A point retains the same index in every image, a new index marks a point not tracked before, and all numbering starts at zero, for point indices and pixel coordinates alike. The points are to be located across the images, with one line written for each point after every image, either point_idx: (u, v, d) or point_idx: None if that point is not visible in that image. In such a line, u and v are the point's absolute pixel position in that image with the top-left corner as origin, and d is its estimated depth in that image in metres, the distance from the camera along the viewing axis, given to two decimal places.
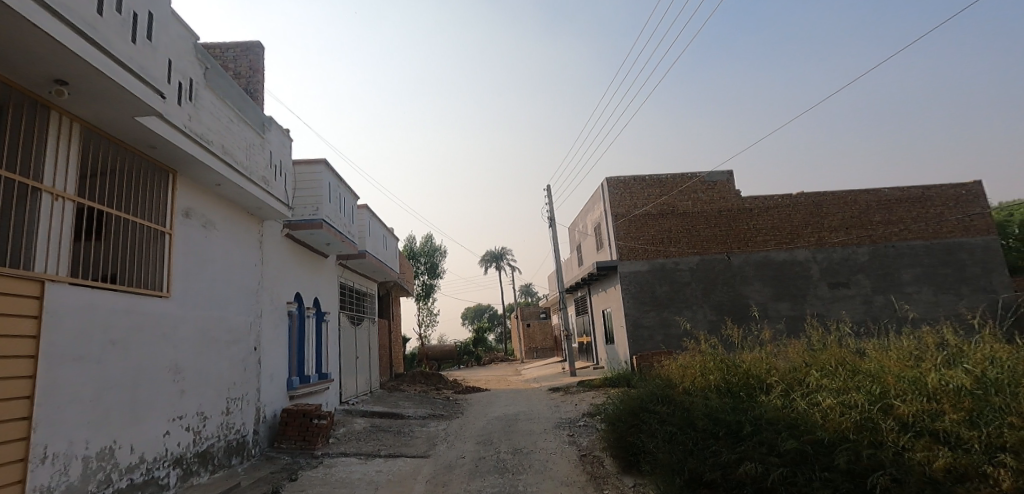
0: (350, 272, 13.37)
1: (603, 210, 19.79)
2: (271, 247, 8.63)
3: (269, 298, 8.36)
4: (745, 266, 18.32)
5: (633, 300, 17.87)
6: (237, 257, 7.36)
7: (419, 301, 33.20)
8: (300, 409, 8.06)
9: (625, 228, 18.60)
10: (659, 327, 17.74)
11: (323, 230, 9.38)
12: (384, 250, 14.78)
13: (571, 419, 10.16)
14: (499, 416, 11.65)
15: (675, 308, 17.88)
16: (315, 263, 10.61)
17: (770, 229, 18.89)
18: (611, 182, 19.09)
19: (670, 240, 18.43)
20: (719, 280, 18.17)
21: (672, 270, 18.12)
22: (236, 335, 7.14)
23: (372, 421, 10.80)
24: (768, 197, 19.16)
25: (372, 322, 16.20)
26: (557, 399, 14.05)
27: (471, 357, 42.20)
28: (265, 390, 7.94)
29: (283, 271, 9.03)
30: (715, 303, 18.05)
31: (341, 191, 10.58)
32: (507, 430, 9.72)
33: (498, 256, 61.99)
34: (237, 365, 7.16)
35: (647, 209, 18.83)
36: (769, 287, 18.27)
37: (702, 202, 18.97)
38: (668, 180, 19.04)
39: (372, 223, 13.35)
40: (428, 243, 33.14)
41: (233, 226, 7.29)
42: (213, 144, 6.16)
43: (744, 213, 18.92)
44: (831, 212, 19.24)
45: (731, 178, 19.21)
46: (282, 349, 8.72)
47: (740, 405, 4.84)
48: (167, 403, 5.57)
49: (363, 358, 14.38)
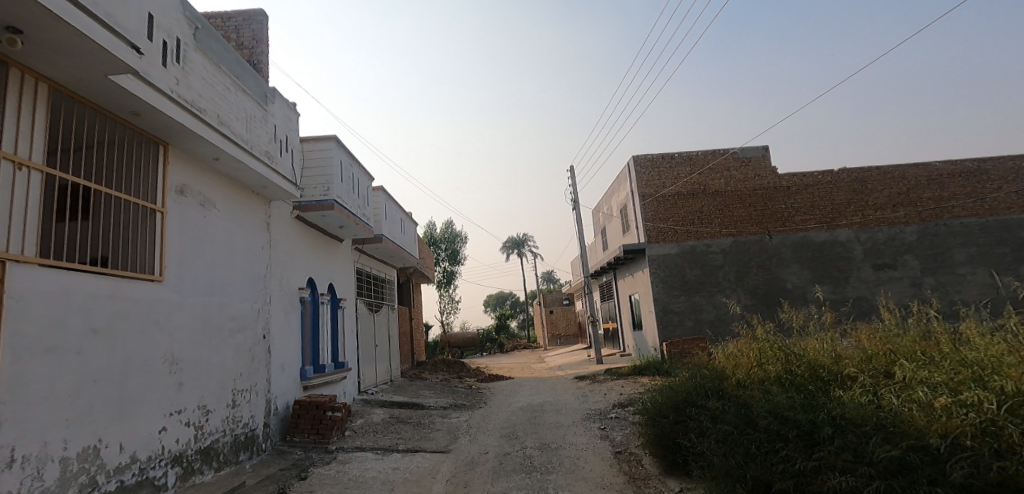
0: (367, 257, 12.88)
1: (629, 190, 18.83)
2: (280, 229, 8.12)
3: (278, 283, 7.88)
4: (781, 247, 17.27)
5: (662, 284, 17.04)
6: (240, 239, 6.85)
7: (440, 288, 32.85)
8: (313, 401, 7.59)
9: (653, 208, 17.62)
10: (690, 312, 16.89)
11: (335, 211, 8.82)
12: (402, 235, 14.25)
13: (601, 411, 9.49)
14: (523, 406, 11.05)
15: (707, 292, 16.98)
16: (329, 248, 10.12)
17: (809, 208, 17.68)
18: (638, 160, 18.08)
19: (701, 221, 17.44)
20: (753, 262, 17.17)
21: (704, 252, 17.21)
22: (240, 323, 6.65)
23: (390, 412, 10.32)
24: (807, 174, 17.94)
25: (392, 309, 15.75)
26: (583, 388, 13.41)
27: (493, 344, 41.89)
28: (275, 381, 7.49)
29: (294, 255, 8.54)
30: (749, 287, 17.07)
31: (354, 171, 10.04)
32: (533, 422, 9.11)
33: (519, 243, 61.41)
34: (243, 355, 6.69)
35: (676, 189, 17.80)
36: (808, 269, 17.20)
37: (735, 181, 17.85)
38: (698, 157, 17.96)
39: (389, 206, 12.80)
40: (448, 229, 32.65)
41: (235, 206, 6.77)
42: (207, 113, 5.60)
43: (781, 191, 17.76)
44: (876, 189, 17.94)
45: (766, 154, 18.05)
46: (294, 337, 8.26)
47: (811, 402, 4.10)
48: (163, 397, 5.10)
49: (382, 346, 13.97)
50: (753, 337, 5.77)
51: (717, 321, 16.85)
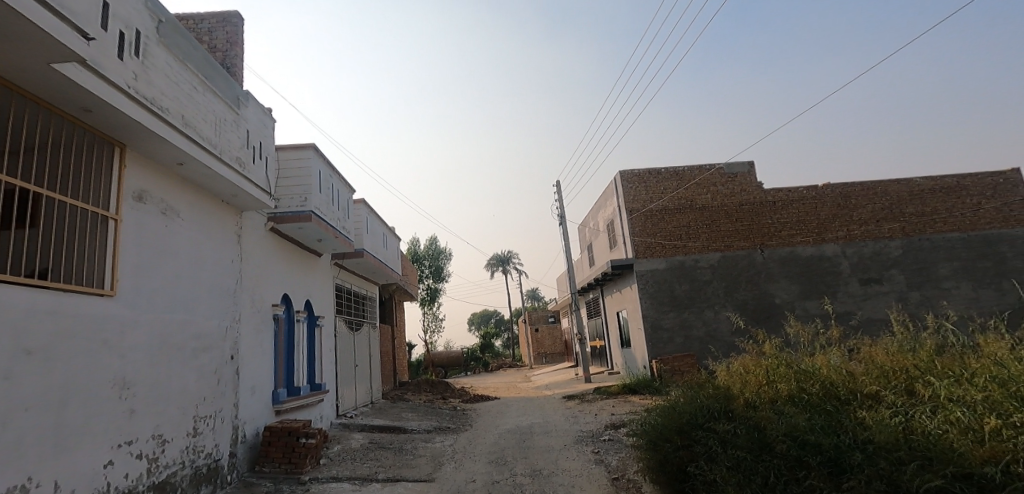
0: (347, 273, 12.33)
1: (616, 205, 18.63)
2: (253, 242, 7.61)
3: (249, 300, 7.35)
4: (768, 262, 17.21)
5: (650, 300, 16.78)
6: (207, 252, 6.34)
7: (424, 306, 32.19)
8: (286, 427, 7.01)
9: (640, 224, 17.43)
10: (679, 328, 16.61)
11: (313, 223, 8.34)
12: (384, 250, 13.76)
13: (594, 433, 9.04)
14: (511, 428, 10.54)
15: (696, 308, 16.76)
16: (306, 262, 9.59)
17: (795, 223, 17.68)
18: (624, 175, 17.92)
19: (688, 237, 17.30)
20: (742, 278, 17.05)
21: (692, 268, 17.05)
22: (205, 343, 6.10)
23: (371, 437, 9.71)
24: (792, 189, 17.99)
25: (374, 327, 15.14)
26: (573, 408, 12.95)
27: (478, 363, 41.11)
28: (244, 406, 6.91)
29: (267, 270, 8.02)
30: (738, 302, 16.90)
31: (334, 181, 9.57)
32: (523, 446, 8.61)
33: (503, 260, 61.00)
34: (207, 378, 6.12)
35: (664, 204, 17.66)
36: (795, 284, 17.12)
37: (722, 196, 17.80)
38: (685, 172, 17.90)
39: (371, 220, 12.32)
40: (432, 246, 32.12)
41: (202, 216, 6.28)
42: (170, 113, 5.16)
43: (767, 206, 17.76)
44: (860, 204, 18.06)
45: (752, 169, 18.08)
46: (266, 358, 7.69)
47: (832, 424, 3.76)
48: (111, 426, 4.53)
49: (363, 366, 13.35)
50: (759, 354, 5.43)
51: (707, 337, 16.59)
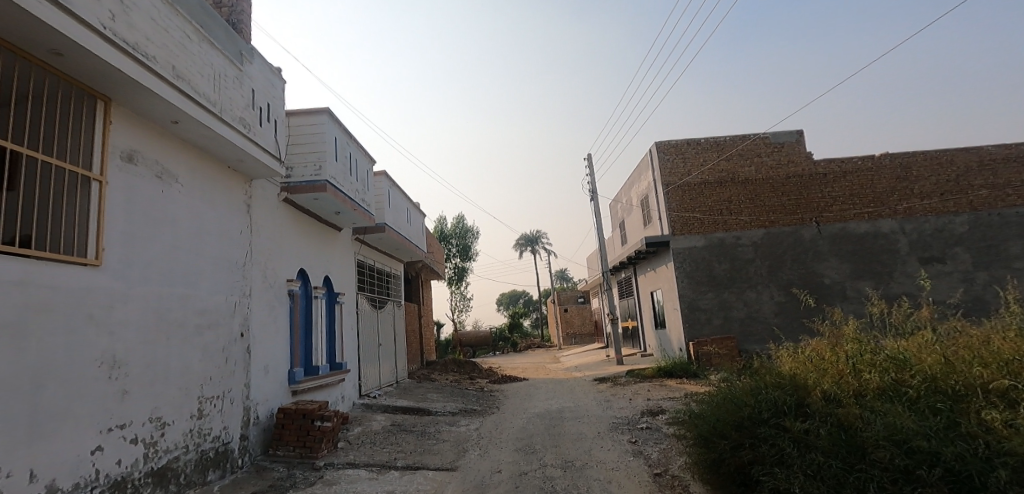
0: (369, 249, 11.88)
1: (651, 179, 17.58)
2: (264, 212, 7.12)
3: (261, 274, 6.90)
4: (818, 239, 15.96)
5: (687, 279, 15.84)
6: (210, 221, 5.87)
7: (452, 285, 31.94)
8: (300, 410, 6.59)
9: (677, 198, 16.38)
10: (718, 310, 15.66)
11: (328, 193, 7.81)
12: (408, 226, 13.25)
13: (629, 420, 8.37)
14: (539, 413, 9.97)
15: (736, 288, 15.73)
16: (324, 236, 9.14)
17: (847, 197, 16.30)
18: (660, 146, 16.82)
19: (729, 212, 16.19)
20: (788, 256, 15.88)
21: (733, 245, 15.98)
22: (209, 319, 5.66)
23: (393, 419, 9.28)
24: (845, 160, 16.55)
25: (399, 305, 14.75)
26: (605, 392, 12.30)
27: (506, 343, 40.91)
28: (256, 386, 6.50)
29: (280, 243, 7.56)
30: (783, 282, 15.77)
31: (352, 150, 9.02)
32: (552, 432, 8.02)
33: (532, 240, 60.25)
34: (213, 357, 5.70)
35: (703, 177, 16.51)
36: (847, 263, 15.85)
37: (767, 167, 16.51)
38: (726, 143, 16.67)
39: (393, 193, 11.78)
40: (460, 224, 31.65)
41: (204, 182, 5.79)
42: (157, 62, 4.60)
43: (817, 179, 16.41)
44: (922, 176, 16.49)
45: (801, 138, 16.69)
46: (280, 335, 7.28)
47: (949, 427, 2.96)
48: (99, 408, 4.11)
49: (387, 345, 13.00)
50: (833, 337, 4.60)
51: (748, 319, 15.58)
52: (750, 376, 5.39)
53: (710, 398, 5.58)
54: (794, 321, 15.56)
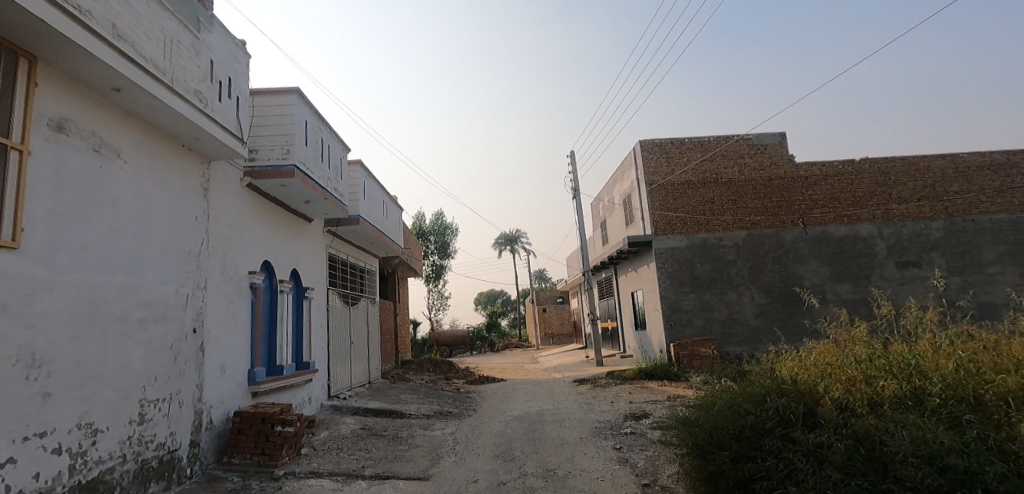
0: (342, 243, 11.28)
1: (634, 178, 17.34)
2: (224, 197, 6.53)
3: (218, 265, 6.31)
4: (798, 242, 15.96)
5: (669, 280, 15.65)
6: (159, 204, 5.28)
7: (429, 283, 31.30)
8: (259, 413, 6.03)
9: (661, 197, 16.17)
10: (700, 311, 15.51)
11: (296, 179, 7.25)
12: (384, 219, 12.68)
13: (613, 425, 8.01)
14: (518, 416, 9.55)
15: (718, 290, 15.61)
16: (292, 226, 8.55)
17: (828, 200, 16.34)
18: (644, 145, 16.58)
19: (712, 213, 16.06)
20: (769, 258, 15.83)
21: (715, 246, 15.85)
22: (155, 313, 5.08)
23: (363, 422, 8.74)
24: (826, 163, 16.59)
25: (373, 302, 14.15)
26: (586, 394, 11.97)
27: (484, 343, 40.41)
28: (210, 387, 5.92)
29: (242, 232, 6.97)
30: (764, 284, 15.71)
31: (324, 135, 8.46)
32: (532, 438, 7.60)
33: (511, 240, 59.85)
34: (160, 354, 5.11)
35: (686, 177, 16.35)
36: (827, 266, 15.88)
37: (749, 169, 16.44)
38: (710, 143, 16.54)
39: (369, 184, 11.22)
40: (438, 221, 31.02)
41: (152, 160, 5.20)
42: (94, 18, 4.02)
43: (798, 182, 16.41)
44: (900, 181, 16.65)
45: (784, 141, 16.67)
46: (239, 332, 6.69)
47: (984, 443, 2.66)
48: (14, 414, 3.52)
49: (360, 343, 12.41)
50: (838, 341, 4.29)
51: (729, 321, 15.47)
52: (746, 381, 5.07)
53: (703, 405, 5.24)
54: (774, 324, 15.51)
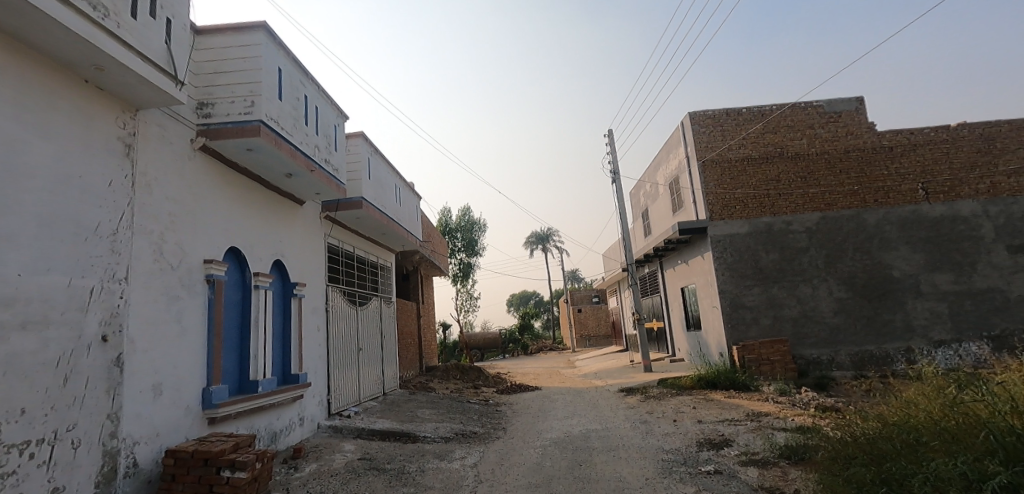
0: (347, 233, 9.67)
1: (681, 156, 15.17)
2: (158, 161, 4.91)
3: (150, 249, 4.69)
4: (884, 224, 13.49)
5: (728, 272, 13.44)
6: (35, 158, 3.65)
7: (457, 283, 29.75)
8: (200, 453, 4.36)
9: (716, 177, 13.95)
10: (766, 308, 13.23)
11: (264, 139, 5.62)
12: (396, 205, 11.00)
13: (685, 458, 6.00)
14: (556, 440, 7.61)
15: (787, 282, 13.29)
16: (271, 207, 6.94)
17: (918, 174, 13.74)
18: (694, 117, 14.40)
19: (777, 193, 13.74)
20: (848, 245, 13.39)
21: (783, 232, 13.55)
22: (22, 314, 3.44)
23: (364, 450, 7.00)
24: (914, 131, 13.99)
25: (389, 302, 12.52)
26: (637, 408, 9.95)
27: (516, 346, 38.62)
28: (133, 417, 4.29)
29: (194, 209, 5.36)
30: (844, 276, 13.28)
31: (306, 92, 6.80)
32: (578, 477, 5.68)
33: (543, 238, 57.84)
34: (34, 375, 3.48)
35: (746, 152, 14.05)
36: (921, 252, 13.32)
37: (821, 140, 13.99)
38: (773, 112, 14.20)
39: (374, 162, 9.56)
40: (466, 217, 29.46)
41: (22, 93, 3.58)
42: None
43: (882, 153, 13.87)
44: (1010, 148, 13.81)
45: (861, 106, 14.16)
46: (186, 340, 5.06)
47: None
48: None
49: (372, 349, 10.77)
50: None
51: (803, 319, 13.12)
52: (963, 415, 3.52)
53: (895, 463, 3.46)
54: (858, 322, 13.06)
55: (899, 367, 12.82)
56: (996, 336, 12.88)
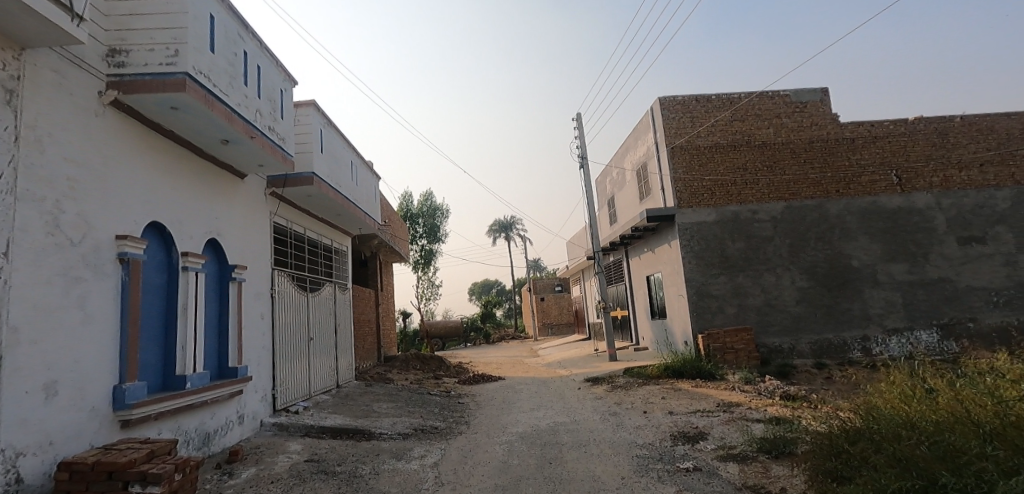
0: (297, 213, 8.82)
1: (650, 142, 14.92)
2: (55, 114, 4.03)
3: (43, 220, 3.83)
4: (844, 215, 13.70)
5: (695, 260, 13.34)
6: None
7: (418, 270, 28.90)
8: (103, 465, 3.62)
9: (685, 164, 13.76)
10: (731, 296, 13.23)
11: (192, 95, 4.81)
12: (352, 184, 10.19)
13: (662, 454, 5.67)
14: (524, 435, 7.17)
15: (752, 271, 13.32)
16: (204, 178, 6.08)
17: (877, 166, 14.02)
18: (664, 102, 14.14)
19: (744, 181, 13.71)
20: (810, 234, 13.54)
21: (749, 221, 13.56)
22: None
23: (313, 450, 6.33)
24: (875, 123, 14.24)
25: (345, 289, 11.72)
26: (605, 398, 9.66)
27: (478, 334, 38.16)
28: (16, 425, 3.49)
29: (104, 174, 4.49)
30: (806, 265, 13.42)
31: (245, 47, 5.96)
32: (549, 477, 5.24)
33: (506, 226, 57.33)
34: None
35: (715, 140, 13.92)
36: (877, 243, 13.63)
37: (787, 130, 14.04)
38: (741, 100, 14.12)
39: (327, 135, 8.74)
40: (428, 202, 28.58)
41: None
42: None
43: (844, 145, 14.05)
44: (961, 143, 14.27)
45: (826, 98, 14.27)
46: (92, 329, 4.23)
47: None
48: None
49: (325, 339, 10.00)
50: None
51: (766, 308, 13.20)
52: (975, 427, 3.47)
53: (911, 464, 3.16)
54: (818, 311, 13.25)
55: (855, 355, 13.12)
56: (944, 325, 13.37)
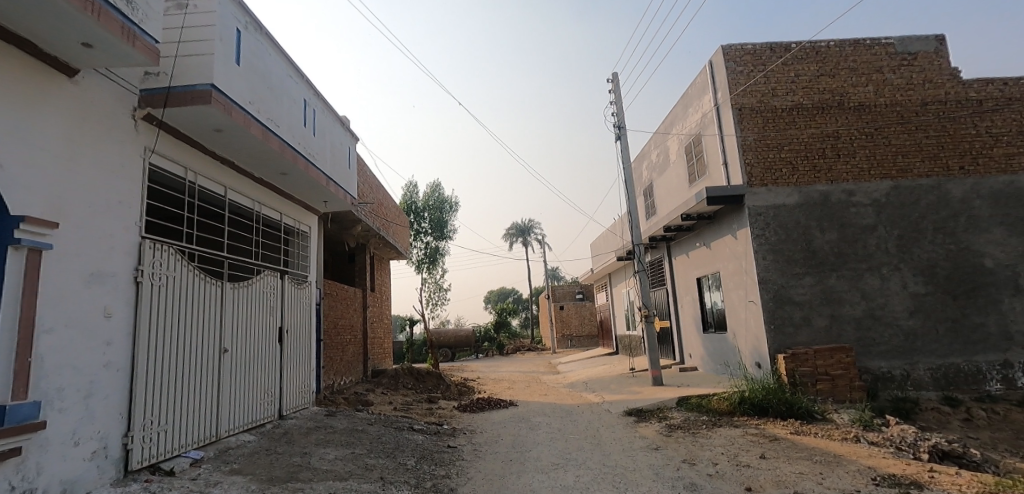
0: (207, 161, 5.93)
1: (708, 107, 11.73)
2: None
3: None
4: (972, 199, 10.28)
5: (772, 255, 10.03)
6: None
7: (423, 270, 26.00)
8: None
9: (756, 129, 10.52)
10: (821, 304, 9.88)
11: None
12: (306, 131, 7.27)
13: None
14: None
15: (848, 272, 9.99)
16: None
17: (1014, 136, 10.61)
18: (729, 52, 10.97)
19: (835, 153, 10.45)
20: (927, 224, 10.16)
21: (843, 205, 10.25)
22: None
23: None
24: (1008, 82, 10.86)
25: (303, 284, 8.72)
26: (665, 448, 6.46)
27: (490, 344, 35.11)
28: None
29: None
30: (923, 264, 10.02)
31: None
32: None
33: (523, 231, 54.24)
34: None
35: (795, 100, 10.70)
36: (1019, 238, 10.16)
37: (891, 88, 10.74)
38: (831, 50, 10.88)
39: (250, 42, 5.83)
40: (434, 194, 25.79)
41: None
42: None
43: (969, 108, 10.65)
44: None
45: (943, 48, 10.92)
46: None
47: None
48: None
49: (259, 351, 6.98)
50: None
51: (868, 321, 9.84)
52: None
53: None
54: (940, 326, 9.82)
55: (994, 388, 9.63)
56: None
